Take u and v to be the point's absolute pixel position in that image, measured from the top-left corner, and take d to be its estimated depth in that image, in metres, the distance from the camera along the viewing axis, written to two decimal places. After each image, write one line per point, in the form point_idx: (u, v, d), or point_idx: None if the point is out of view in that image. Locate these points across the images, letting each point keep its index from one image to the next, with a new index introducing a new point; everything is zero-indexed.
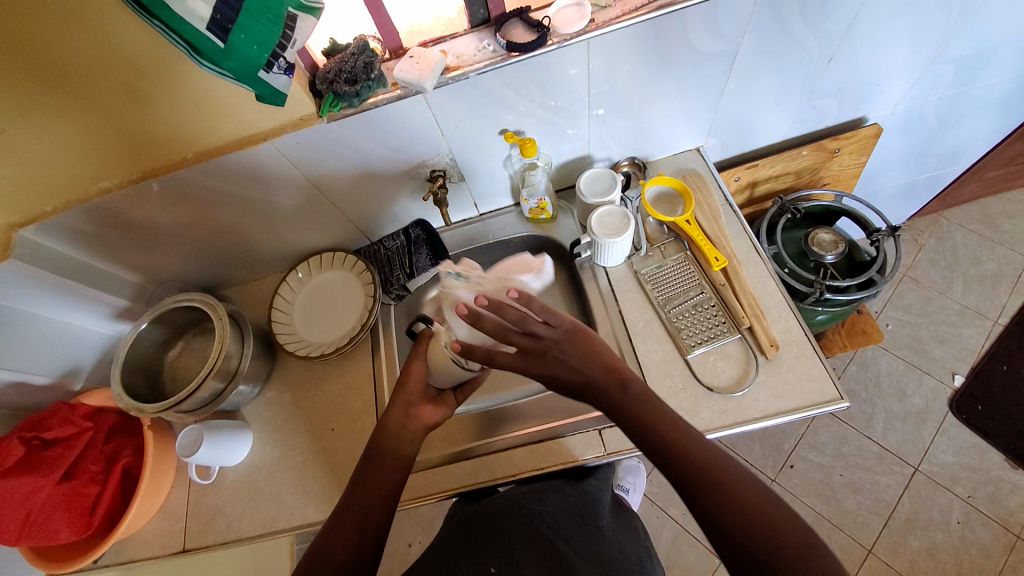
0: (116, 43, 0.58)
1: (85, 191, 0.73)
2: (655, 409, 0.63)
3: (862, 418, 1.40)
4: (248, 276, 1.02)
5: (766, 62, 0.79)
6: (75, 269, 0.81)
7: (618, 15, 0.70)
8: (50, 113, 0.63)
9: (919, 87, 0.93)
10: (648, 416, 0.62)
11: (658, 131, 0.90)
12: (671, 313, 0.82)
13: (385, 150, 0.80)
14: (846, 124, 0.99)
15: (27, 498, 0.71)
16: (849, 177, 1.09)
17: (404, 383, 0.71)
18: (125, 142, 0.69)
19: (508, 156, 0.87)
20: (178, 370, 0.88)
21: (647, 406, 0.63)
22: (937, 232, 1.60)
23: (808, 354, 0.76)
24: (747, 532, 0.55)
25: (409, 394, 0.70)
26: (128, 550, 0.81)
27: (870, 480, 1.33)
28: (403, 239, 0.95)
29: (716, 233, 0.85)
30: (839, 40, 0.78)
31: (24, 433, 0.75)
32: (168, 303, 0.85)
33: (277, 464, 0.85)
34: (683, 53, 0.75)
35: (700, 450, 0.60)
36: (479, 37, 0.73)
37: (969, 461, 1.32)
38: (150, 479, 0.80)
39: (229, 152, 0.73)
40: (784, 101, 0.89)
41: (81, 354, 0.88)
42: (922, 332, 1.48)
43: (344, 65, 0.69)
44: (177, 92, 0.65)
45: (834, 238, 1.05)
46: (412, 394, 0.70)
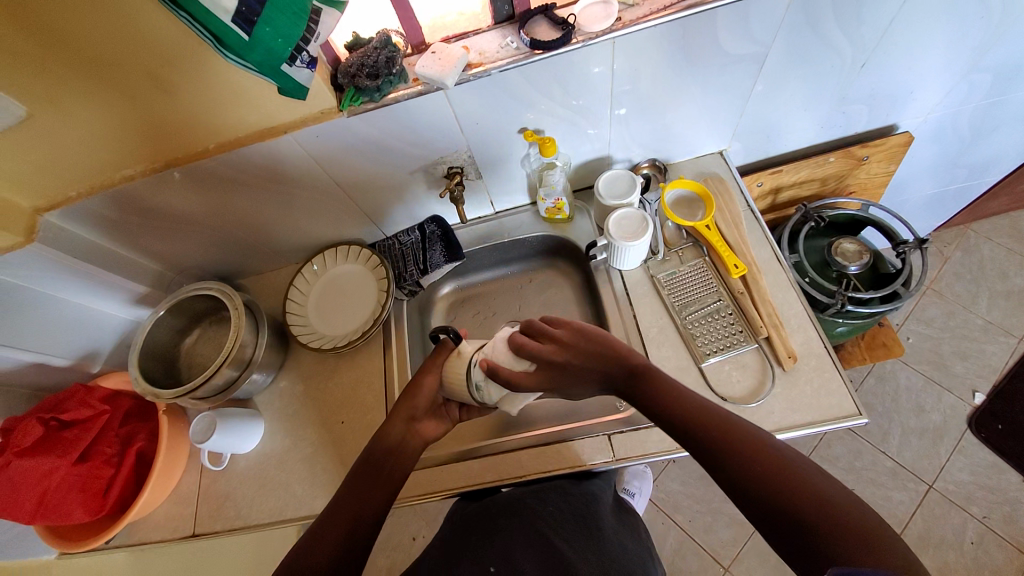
0: (142, 32, 0.58)
1: (108, 178, 0.74)
2: (698, 404, 0.60)
3: (877, 433, 1.37)
4: (264, 267, 1.03)
5: (796, 65, 0.77)
6: (97, 254, 0.82)
7: (646, 14, 0.68)
8: (76, 100, 0.63)
9: (955, 95, 0.90)
10: (688, 412, 0.59)
11: (681, 133, 0.88)
12: (687, 320, 0.81)
13: (404, 145, 0.79)
14: (876, 131, 0.96)
15: (45, 477, 0.72)
16: (876, 186, 1.06)
17: (411, 397, 0.71)
18: (149, 131, 0.70)
19: (526, 155, 0.86)
20: (193, 358, 0.89)
21: (689, 400, 0.60)
22: (964, 245, 1.55)
23: (827, 367, 0.74)
24: (822, 528, 0.48)
25: (415, 407, 0.71)
26: (140, 531, 0.83)
27: (882, 496, 1.30)
28: (418, 235, 0.95)
29: (736, 240, 0.84)
30: (873, 45, 0.76)
31: (43, 414, 0.77)
32: (186, 291, 0.86)
33: (286, 454, 0.86)
34: (710, 55, 0.73)
35: (753, 438, 0.55)
36: (503, 34, 0.72)
37: (986, 481, 1.28)
38: (163, 463, 0.81)
39: (249, 144, 0.74)
40: (812, 106, 0.86)
41: (100, 338, 0.90)
42: (944, 347, 1.44)
43: (366, 59, 0.68)
44: (200, 82, 0.65)
45: (858, 248, 1.02)
46: (418, 408, 0.71)
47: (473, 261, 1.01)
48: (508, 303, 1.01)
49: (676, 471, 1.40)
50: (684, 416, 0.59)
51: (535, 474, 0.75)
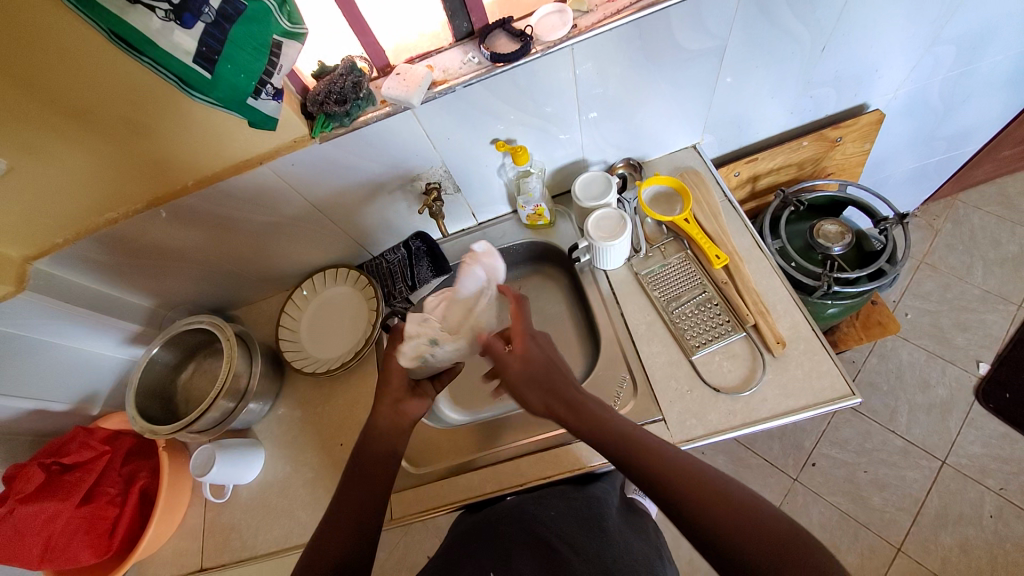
0: (115, 80, 0.60)
1: (93, 223, 0.76)
2: (625, 430, 0.60)
3: (885, 412, 1.36)
4: (255, 296, 1.04)
5: (758, 55, 0.78)
6: (88, 297, 0.83)
7: (600, 19, 0.69)
8: (54, 149, 0.65)
9: (920, 69, 0.91)
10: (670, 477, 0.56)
11: (652, 132, 0.89)
12: (675, 313, 0.81)
13: (380, 166, 0.81)
14: (846, 112, 0.97)
15: (49, 521, 0.73)
16: (853, 166, 1.06)
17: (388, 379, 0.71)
18: (128, 172, 0.72)
19: (501, 165, 0.87)
20: (190, 392, 0.90)
21: (614, 424, 0.60)
22: (953, 217, 1.55)
23: (817, 350, 0.74)
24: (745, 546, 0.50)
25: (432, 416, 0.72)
26: (149, 570, 0.83)
27: (896, 476, 1.28)
28: (404, 252, 0.95)
29: (715, 231, 0.84)
30: (831, 29, 0.77)
31: (45, 459, 0.78)
32: (179, 326, 0.87)
33: (289, 481, 0.86)
34: (669, 52, 0.75)
35: (677, 463, 0.57)
36: (465, 50, 0.74)
37: (1000, 452, 1.26)
38: (165, 499, 0.82)
39: (226, 177, 0.75)
40: (779, 92, 0.87)
41: (98, 379, 0.91)
42: (943, 320, 1.43)
43: (332, 86, 0.69)
44: (173, 122, 0.67)
45: (840, 229, 1.02)
46: (399, 390, 0.71)
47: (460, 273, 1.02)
48: None
49: None
50: (641, 463, 0.58)
51: (536, 479, 0.75)
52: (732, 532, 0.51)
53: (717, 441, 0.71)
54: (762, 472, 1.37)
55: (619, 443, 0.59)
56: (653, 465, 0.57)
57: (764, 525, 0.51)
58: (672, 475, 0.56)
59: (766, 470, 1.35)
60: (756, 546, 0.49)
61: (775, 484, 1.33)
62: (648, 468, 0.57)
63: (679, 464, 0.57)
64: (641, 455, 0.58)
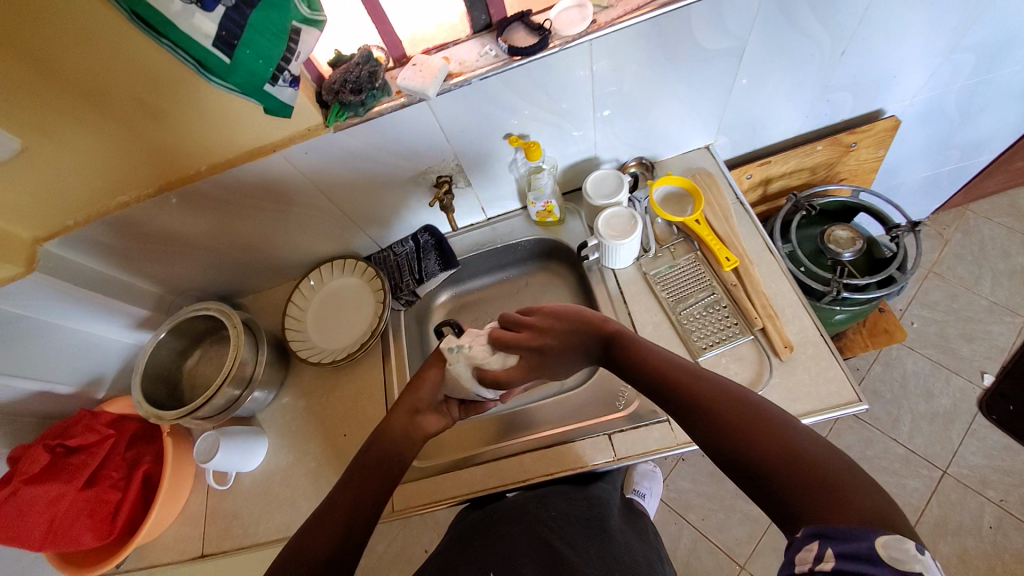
0: (131, 62, 0.60)
1: (104, 205, 0.75)
2: (658, 356, 0.62)
3: (888, 420, 1.35)
4: (262, 285, 1.04)
5: (776, 57, 0.78)
6: (97, 281, 0.83)
7: (620, 15, 0.69)
8: (69, 130, 0.65)
9: (938, 77, 0.90)
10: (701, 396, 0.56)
11: (666, 132, 0.89)
12: (683, 315, 0.81)
13: (392, 158, 0.80)
14: (861, 117, 0.96)
15: (52, 503, 0.73)
16: (866, 172, 1.06)
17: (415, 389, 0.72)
18: (140, 156, 0.71)
19: (513, 161, 0.87)
20: (196, 378, 0.90)
21: (647, 351, 0.63)
22: (962, 227, 1.54)
23: (825, 355, 0.74)
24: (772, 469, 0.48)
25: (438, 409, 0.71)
26: (150, 554, 0.84)
27: (896, 484, 1.28)
28: (412, 245, 0.96)
29: (727, 233, 0.84)
30: (851, 33, 0.76)
31: (50, 440, 0.78)
32: (186, 312, 0.87)
33: (291, 470, 0.86)
34: (688, 51, 0.74)
35: (709, 385, 0.56)
36: (482, 42, 0.74)
37: (1002, 464, 1.26)
38: (168, 484, 0.82)
39: (239, 164, 0.75)
40: (795, 96, 0.87)
41: (104, 363, 0.91)
42: (949, 330, 1.42)
43: (349, 75, 0.70)
44: (187, 106, 0.67)
45: (851, 235, 1.02)
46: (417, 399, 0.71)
47: (468, 268, 1.02)
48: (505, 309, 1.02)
49: (687, 470, 1.38)
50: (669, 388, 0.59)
51: (539, 476, 0.75)
52: (757, 452, 0.49)
53: None
54: None
55: (651, 365, 0.61)
56: (682, 384, 0.58)
57: (781, 441, 0.49)
58: (701, 393, 0.56)
59: None
60: (781, 465, 0.47)
61: None
62: (678, 388, 0.58)
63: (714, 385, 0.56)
64: (655, 369, 0.60)
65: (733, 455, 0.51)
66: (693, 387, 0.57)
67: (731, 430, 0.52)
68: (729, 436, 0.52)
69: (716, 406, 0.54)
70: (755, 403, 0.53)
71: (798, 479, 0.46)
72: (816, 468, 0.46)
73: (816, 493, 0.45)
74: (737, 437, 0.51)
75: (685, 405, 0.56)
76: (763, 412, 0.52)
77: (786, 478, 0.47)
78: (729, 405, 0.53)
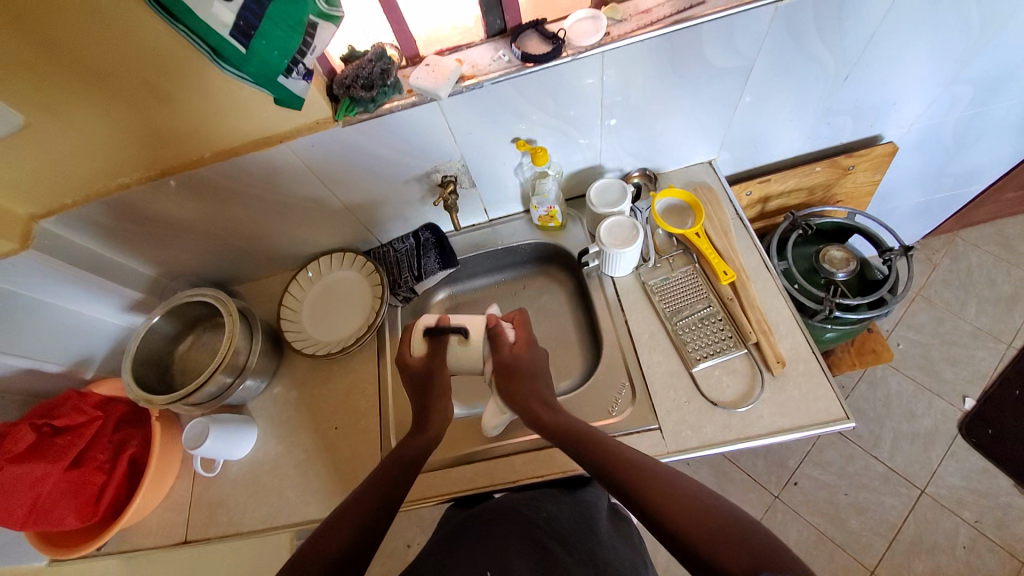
0: (141, 44, 0.59)
1: (105, 186, 0.75)
2: (596, 437, 0.64)
3: (870, 438, 1.38)
4: (259, 274, 1.03)
5: (782, 79, 0.79)
6: (91, 260, 0.82)
7: (633, 29, 0.70)
8: (74, 110, 0.64)
9: (937, 106, 0.92)
10: (637, 477, 0.57)
11: (670, 145, 0.90)
12: (678, 325, 0.82)
13: (399, 154, 0.80)
14: (861, 141, 0.98)
15: (36, 483, 0.72)
16: (862, 195, 1.08)
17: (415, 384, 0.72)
18: (145, 139, 0.71)
19: (519, 165, 0.88)
20: (188, 364, 0.90)
21: (584, 432, 0.65)
22: (951, 253, 1.58)
23: (815, 372, 0.75)
24: (709, 540, 0.49)
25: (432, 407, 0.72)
26: (132, 539, 0.83)
27: (875, 501, 1.30)
28: (412, 242, 0.95)
29: (725, 247, 0.85)
30: (855, 59, 0.78)
31: (36, 419, 0.77)
32: (182, 297, 0.86)
33: (280, 461, 0.86)
34: (697, 67, 0.75)
35: (641, 465, 0.59)
36: (495, 47, 0.74)
37: (978, 486, 1.29)
38: (154, 469, 0.81)
39: (244, 153, 0.75)
40: (798, 117, 0.88)
41: (94, 343, 0.90)
42: (934, 353, 1.45)
43: (361, 71, 0.70)
44: (196, 92, 0.66)
45: (845, 255, 1.04)
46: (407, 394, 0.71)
47: (467, 268, 1.02)
48: (501, 310, 1.02)
49: None
50: (608, 467, 0.60)
51: (527, 478, 0.76)
52: (694, 529, 0.50)
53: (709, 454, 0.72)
54: (745, 488, 1.38)
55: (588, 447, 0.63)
56: (619, 466, 0.59)
57: (716, 512, 0.52)
58: (637, 473, 0.58)
59: (749, 485, 1.37)
60: (719, 539, 0.49)
61: (757, 500, 1.35)
62: (615, 468, 0.59)
63: (647, 467, 0.58)
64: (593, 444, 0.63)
65: (673, 534, 0.51)
66: (628, 461, 0.60)
67: (664, 508, 0.53)
68: (666, 515, 0.53)
69: (646, 480, 0.57)
70: (688, 483, 0.56)
71: (743, 548, 0.47)
72: (753, 541, 0.48)
73: (754, 561, 0.46)
74: (671, 516, 0.52)
75: (622, 484, 0.57)
76: (695, 491, 0.55)
77: (724, 550, 0.48)
78: (665, 484, 0.56)
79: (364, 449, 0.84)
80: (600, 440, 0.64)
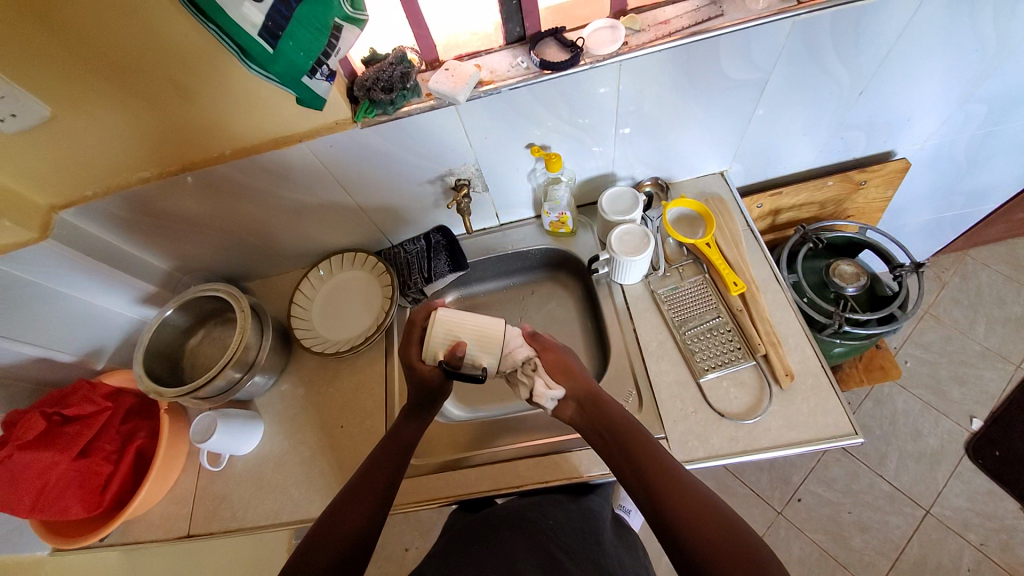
0: (169, 42, 0.61)
1: (125, 179, 0.76)
2: (635, 431, 0.63)
3: (875, 456, 1.37)
4: (270, 271, 1.04)
5: (797, 93, 0.80)
6: (107, 252, 0.84)
7: (650, 40, 0.71)
8: (100, 104, 0.66)
9: (950, 124, 0.92)
10: (664, 484, 0.57)
11: (683, 155, 0.91)
12: (687, 335, 0.82)
13: (414, 157, 0.81)
14: (874, 157, 0.98)
15: (45, 471, 0.73)
16: (873, 211, 1.08)
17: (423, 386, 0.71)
18: (167, 134, 0.72)
19: (532, 170, 0.88)
20: (197, 358, 0.91)
21: (622, 425, 0.64)
22: (961, 271, 1.57)
23: (823, 386, 0.75)
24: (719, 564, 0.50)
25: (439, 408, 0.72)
26: (134, 531, 0.83)
27: (879, 520, 1.29)
28: (423, 244, 0.97)
29: (736, 258, 0.85)
30: (870, 75, 0.78)
31: (47, 408, 0.78)
32: (194, 291, 0.87)
33: (285, 458, 0.86)
34: (713, 79, 0.76)
35: (671, 472, 0.59)
36: (513, 54, 0.75)
37: (984, 508, 1.27)
38: (161, 461, 0.82)
39: (262, 151, 0.76)
40: (811, 131, 0.89)
41: (106, 335, 0.91)
42: (941, 372, 1.44)
43: (381, 74, 0.71)
44: (219, 90, 0.68)
45: (855, 270, 1.04)
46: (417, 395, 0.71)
47: (477, 271, 1.03)
48: (509, 314, 1.03)
49: None
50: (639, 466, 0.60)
51: (533, 484, 0.75)
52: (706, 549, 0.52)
53: (715, 465, 0.72)
54: (748, 502, 1.37)
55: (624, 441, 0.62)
56: (649, 468, 0.59)
57: (730, 535, 0.53)
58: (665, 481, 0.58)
59: (752, 500, 1.36)
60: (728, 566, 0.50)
61: (759, 515, 1.34)
62: (645, 471, 0.59)
63: (677, 475, 0.58)
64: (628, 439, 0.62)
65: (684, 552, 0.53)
66: (659, 465, 0.59)
67: (681, 525, 0.54)
68: (684, 532, 0.53)
69: (673, 491, 0.57)
70: (712, 500, 0.56)
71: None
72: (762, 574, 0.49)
73: None
74: (690, 532, 0.53)
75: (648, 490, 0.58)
76: (717, 511, 0.55)
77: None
78: (689, 499, 0.56)
79: (369, 449, 0.84)
80: (637, 436, 0.62)
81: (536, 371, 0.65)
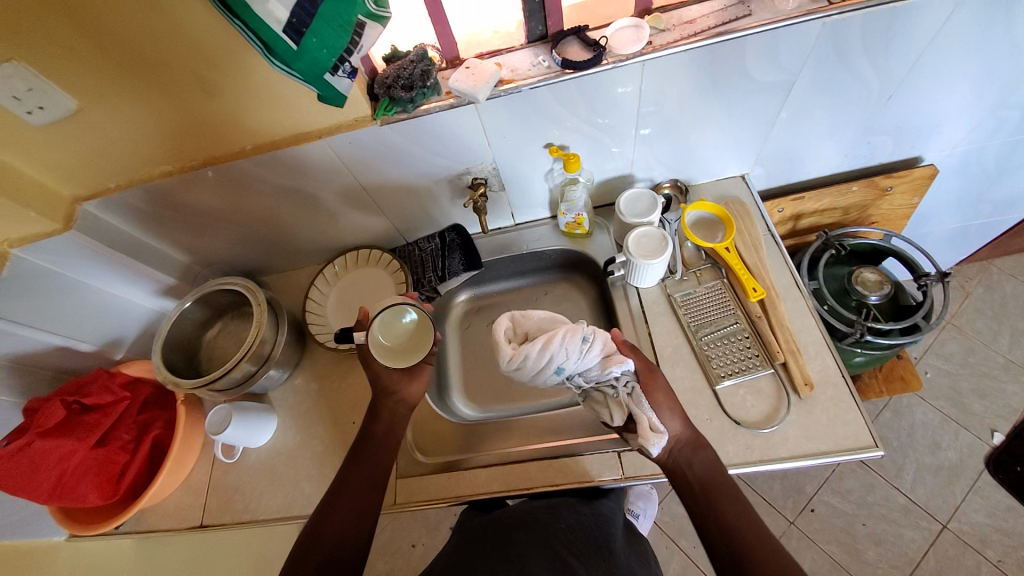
0: (194, 37, 0.61)
1: (148, 172, 0.77)
2: (723, 484, 0.66)
3: (891, 467, 1.34)
4: (287, 266, 1.05)
5: (823, 97, 0.78)
6: (128, 243, 0.85)
7: (674, 40, 0.70)
8: (125, 98, 0.67)
9: (981, 130, 0.89)
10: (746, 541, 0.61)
11: (704, 157, 0.89)
12: (703, 340, 0.81)
13: (432, 155, 0.81)
14: (900, 162, 0.96)
15: (63, 459, 0.74)
16: (898, 218, 1.06)
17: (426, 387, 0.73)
18: (189, 129, 0.73)
19: (550, 170, 0.88)
20: (214, 350, 0.92)
21: (711, 476, 0.66)
22: (986, 281, 1.52)
23: (843, 397, 0.74)
24: None
25: None
26: (150, 519, 0.85)
27: (894, 533, 1.26)
28: (438, 242, 0.96)
29: (755, 264, 0.84)
30: (900, 79, 0.76)
31: (67, 397, 0.78)
32: (212, 285, 0.88)
33: (297, 452, 0.87)
34: (738, 81, 0.74)
35: (754, 530, 0.62)
36: (535, 52, 0.74)
37: (1003, 524, 1.24)
38: (177, 452, 0.83)
39: (283, 147, 0.76)
40: (837, 134, 0.86)
41: (125, 325, 0.92)
42: (962, 384, 1.41)
43: (402, 72, 0.71)
44: (242, 85, 0.68)
45: (879, 278, 1.02)
46: None
47: (492, 270, 1.02)
48: None
49: None
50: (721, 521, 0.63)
51: (543, 486, 0.75)
52: None
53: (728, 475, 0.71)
54: (759, 511, 1.35)
55: (714, 493, 0.65)
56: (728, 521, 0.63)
57: None
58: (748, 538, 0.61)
59: (763, 509, 1.34)
60: None
61: (770, 525, 1.32)
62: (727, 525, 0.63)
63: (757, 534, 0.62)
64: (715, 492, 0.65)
65: None
66: (740, 522, 0.63)
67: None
68: None
69: (755, 550, 0.60)
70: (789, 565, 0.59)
71: None
72: None
73: None
74: None
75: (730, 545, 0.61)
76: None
77: None
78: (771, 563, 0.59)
79: None
80: (724, 490, 0.65)
81: (632, 397, 0.69)
